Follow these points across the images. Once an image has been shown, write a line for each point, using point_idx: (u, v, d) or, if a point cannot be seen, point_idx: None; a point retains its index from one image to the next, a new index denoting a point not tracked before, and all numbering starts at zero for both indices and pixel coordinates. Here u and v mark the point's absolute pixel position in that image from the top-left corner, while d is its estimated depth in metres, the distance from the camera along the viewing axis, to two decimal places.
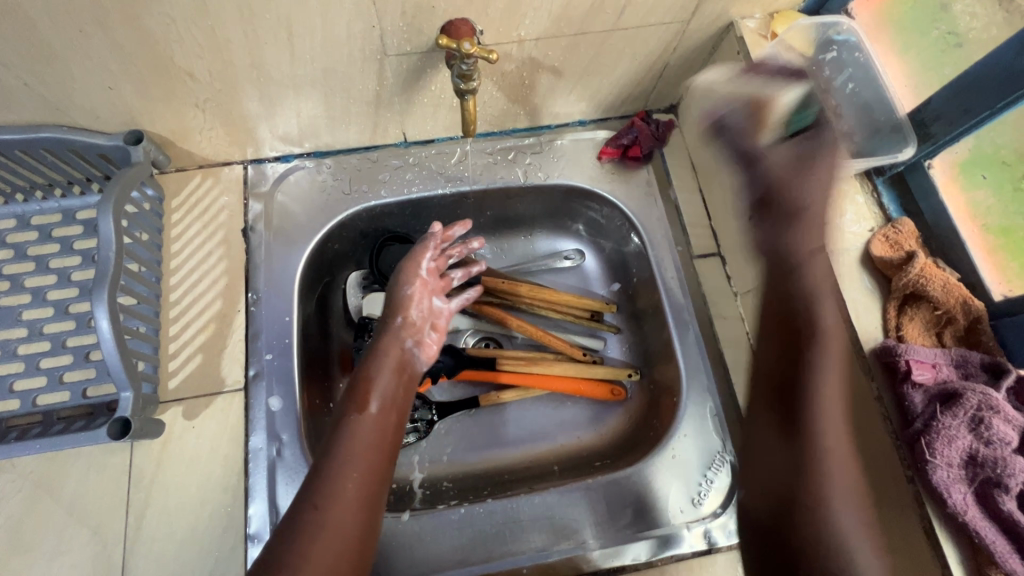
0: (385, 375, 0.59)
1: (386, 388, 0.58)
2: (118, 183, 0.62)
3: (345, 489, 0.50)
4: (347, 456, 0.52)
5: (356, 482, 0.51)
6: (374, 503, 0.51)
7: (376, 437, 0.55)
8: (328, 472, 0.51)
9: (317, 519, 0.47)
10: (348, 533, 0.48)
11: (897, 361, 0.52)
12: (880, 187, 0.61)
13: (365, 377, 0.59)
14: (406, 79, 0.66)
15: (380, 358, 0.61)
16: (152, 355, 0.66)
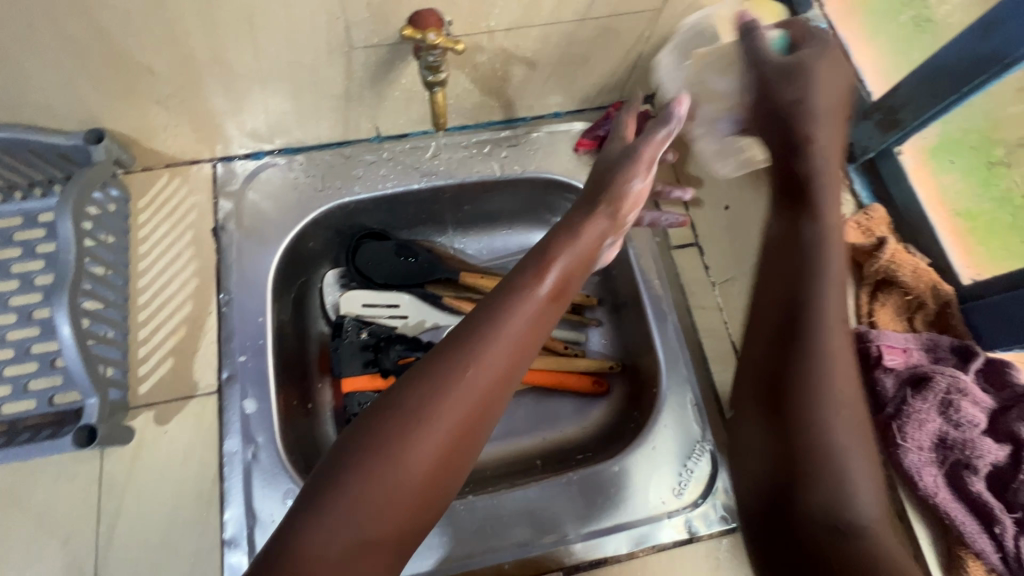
0: (533, 300, 0.52)
1: (539, 316, 0.52)
2: (77, 184, 0.60)
3: (459, 417, 0.45)
4: (462, 380, 0.46)
5: (478, 411, 0.46)
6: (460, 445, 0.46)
7: (508, 360, 0.49)
8: (453, 402, 0.46)
9: (382, 462, 0.43)
10: (416, 475, 0.43)
11: (868, 347, 0.52)
12: (852, 174, 0.61)
13: (512, 292, 0.53)
14: (376, 72, 0.65)
15: (514, 293, 0.52)
16: (121, 361, 0.64)
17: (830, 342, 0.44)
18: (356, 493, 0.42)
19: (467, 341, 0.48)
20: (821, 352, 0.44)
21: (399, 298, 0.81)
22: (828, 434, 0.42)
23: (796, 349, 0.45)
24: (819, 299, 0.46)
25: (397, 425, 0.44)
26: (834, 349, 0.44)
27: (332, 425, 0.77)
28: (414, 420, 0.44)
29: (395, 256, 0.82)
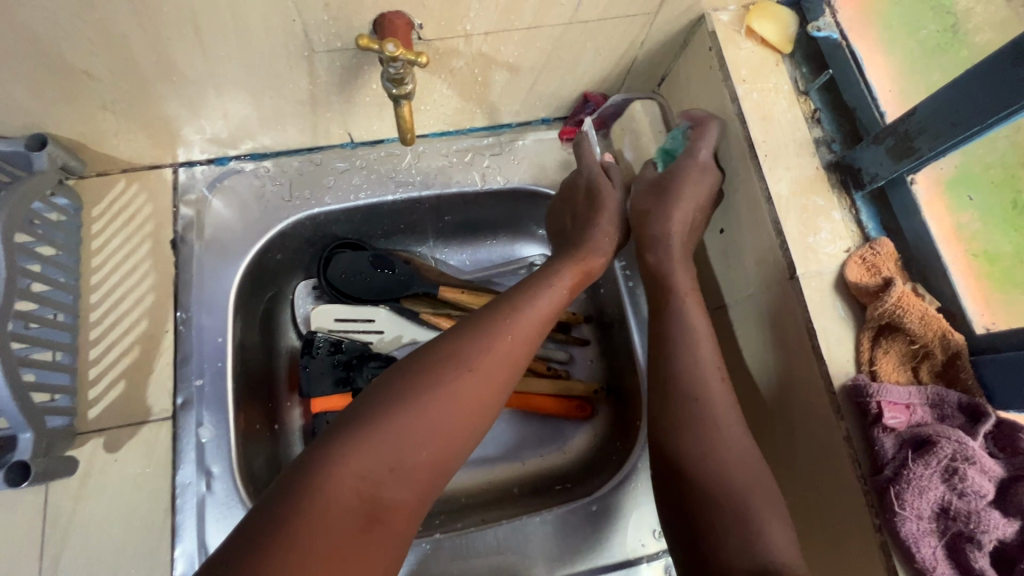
0: (530, 317, 0.56)
1: (528, 331, 0.55)
2: (14, 196, 0.55)
3: (446, 422, 0.49)
4: (453, 390, 0.50)
5: (467, 417, 0.50)
6: (453, 445, 0.50)
7: (500, 372, 0.53)
8: (444, 408, 0.49)
9: (381, 460, 0.46)
10: (415, 471, 0.47)
11: (867, 402, 0.47)
12: (859, 202, 0.56)
13: (503, 312, 0.55)
14: (342, 77, 0.59)
15: (517, 310, 0.56)
16: (69, 384, 0.60)
17: (696, 358, 0.56)
18: (350, 493, 0.44)
19: (458, 352, 0.52)
20: (702, 429, 0.53)
21: (372, 313, 0.77)
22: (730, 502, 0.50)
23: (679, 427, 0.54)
24: (698, 383, 0.55)
25: (401, 430, 0.48)
26: (717, 427, 0.53)
27: (300, 442, 0.74)
28: (417, 422, 0.48)
29: (372, 267, 0.77)
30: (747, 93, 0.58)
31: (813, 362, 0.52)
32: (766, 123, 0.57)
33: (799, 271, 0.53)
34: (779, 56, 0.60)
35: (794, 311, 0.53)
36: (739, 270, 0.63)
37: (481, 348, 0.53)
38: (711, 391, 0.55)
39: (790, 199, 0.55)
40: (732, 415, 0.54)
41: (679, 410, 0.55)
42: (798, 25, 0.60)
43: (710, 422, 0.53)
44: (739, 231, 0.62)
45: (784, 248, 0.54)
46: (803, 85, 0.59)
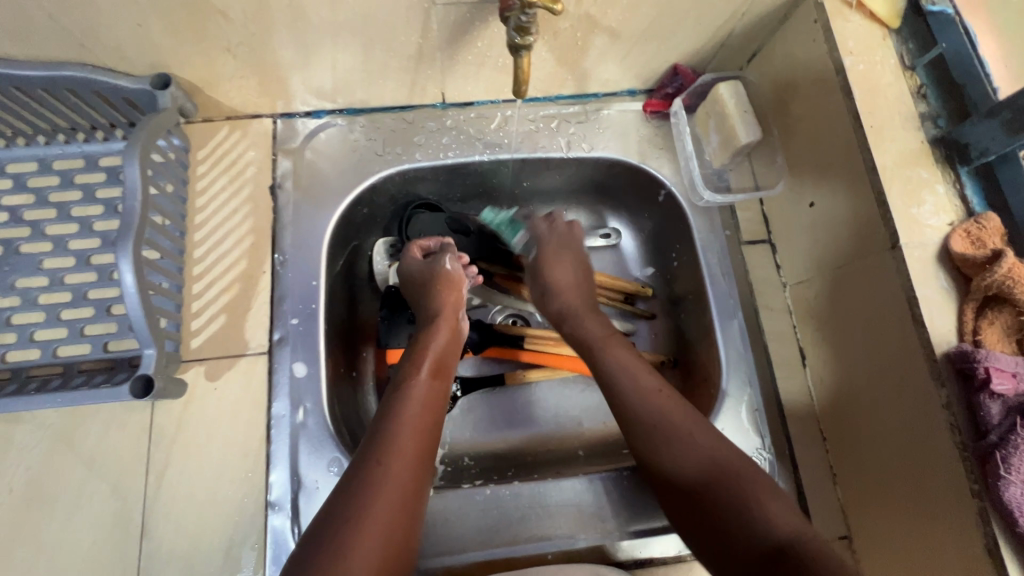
0: (435, 345, 0.62)
1: (437, 357, 0.62)
2: (144, 128, 0.59)
3: (404, 449, 0.52)
4: (402, 423, 0.54)
5: (423, 440, 0.53)
6: (422, 469, 0.52)
7: (434, 397, 0.58)
8: (400, 439, 0.52)
9: (358, 496, 0.48)
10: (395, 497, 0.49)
11: (974, 368, 0.47)
12: (964, 177, 0.56)
13: (417, 353, 0.61)
14: (452, 33, 0.61)
15: (428, 341, 0.63)
16: (175, 314, 0.64)
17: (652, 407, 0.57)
18: (340, 530, 0.46)
19: (400, 392, 0.57)
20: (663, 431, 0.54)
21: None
22: (723, 480, 0.50)
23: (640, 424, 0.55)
24: (634, 391, 0.57)
25: (368, 462, 0.50)
26: (675, 418, 0.54)
27: (374, 396, 0.76)
28: (383, 455, 0.51)
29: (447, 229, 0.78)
30: (853, 65, 0.59)
31: (912, 331, 0.52)
32: (870, 96, 0.58)
33: (902, 241, 0.54)
34: (887, 30, 0.61)
35: (892, 280, 0.54)
36: (829, 243, 0.63)
37: (411, 385, 0.58)
38: (642, 392, 0.57)
39: (893, 171, 0.56)
40: (684, 413, 0.55)
41: (636, 415, 0.56)
42: (907, 1, 0.61)
43: (675, 422, 0.54)
44: (832, 204, 0.62)
45: (886, 217, 0.55)
46: (909, 60, 0.60)
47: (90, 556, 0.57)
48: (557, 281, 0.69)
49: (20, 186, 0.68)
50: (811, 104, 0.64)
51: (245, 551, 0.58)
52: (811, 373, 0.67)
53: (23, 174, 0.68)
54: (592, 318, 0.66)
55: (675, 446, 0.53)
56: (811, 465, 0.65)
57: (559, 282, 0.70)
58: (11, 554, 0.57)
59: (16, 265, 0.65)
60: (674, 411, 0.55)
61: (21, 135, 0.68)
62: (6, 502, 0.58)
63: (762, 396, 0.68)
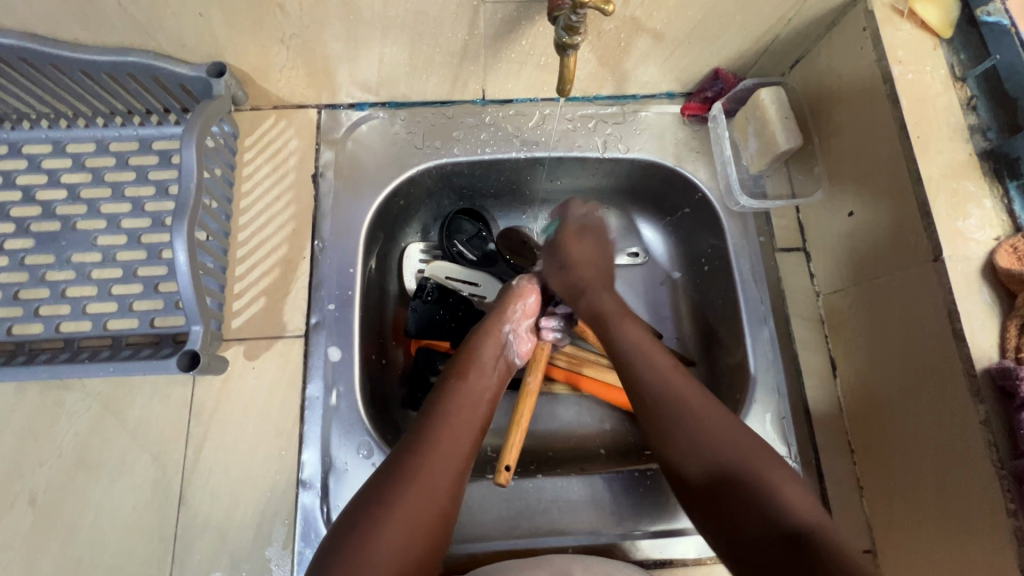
0: (481, 353, 0.64)
1: (483, 369, 0.63)
2: (200, 114, 0.62)
3: (441, 451, 0.54)
4: (443, 426, 0.56)
5: (460, 439, 0.56)
6: (460, 471, 0.54)
7: (475, 404, 0.59)
8: (438, 442, 0.54)
9: (395, 485, 0.51)
10: (429, 494, 0.51)
11: (1015, 385, 0.47)
12: (1012, 192, 0.55)
13: (464, 361, 0.63)
14: (498, 30, 0.62)
15: (475, 350, 0.64)
16: (219, 293, 0.66)
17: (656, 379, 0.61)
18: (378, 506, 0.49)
19: (442, 392, 0.60)
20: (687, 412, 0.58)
21: (480, 278, 0.79)
22: (743, 475, 0.53)
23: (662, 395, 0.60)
24: (665, 382, 0.60)
25: (405, 456, 0.53)
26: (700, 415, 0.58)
27: (400, 384, 0.77)
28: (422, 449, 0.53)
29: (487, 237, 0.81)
30: (902, 74, 0.58)
31: (951, 345, 0.52)
32: (919, 106, 0.57)
33: (945, 254, 0.53)
34: (937, 40, 0.60)
35: (933, 293, 0.54)
36: (867, 253, 0.63)
37: (453, 388, 0.60)
38: (660, 365, 0.62)
39: (939, 183, 0.55)
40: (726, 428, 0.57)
41: (660, 400, 0.59)
42: (960, 11, 0.60)
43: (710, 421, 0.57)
44: (872, 215, 0.62)
45: (930, 230, 0.54)
46: (960, 72, 0.59)
47: (131, 521, 0.60)
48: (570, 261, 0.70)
49: (78, 165, 0.71)
50: (855, 115, 0.63)
51: (275, 525, 0.61)
52: (843, 385, 0.67)
53: (82, 154, 0.72)
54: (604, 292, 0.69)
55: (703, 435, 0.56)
56: (838, 477, 0.65)
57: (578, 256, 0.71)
58: (59, 513, 0.60)
59: (72, 240, 0.68)
60: (699, 400, 0.59)
61: (82, 116, 0.72)
62: (57, 464, 0.61)
63: (790, 404, 0.68)
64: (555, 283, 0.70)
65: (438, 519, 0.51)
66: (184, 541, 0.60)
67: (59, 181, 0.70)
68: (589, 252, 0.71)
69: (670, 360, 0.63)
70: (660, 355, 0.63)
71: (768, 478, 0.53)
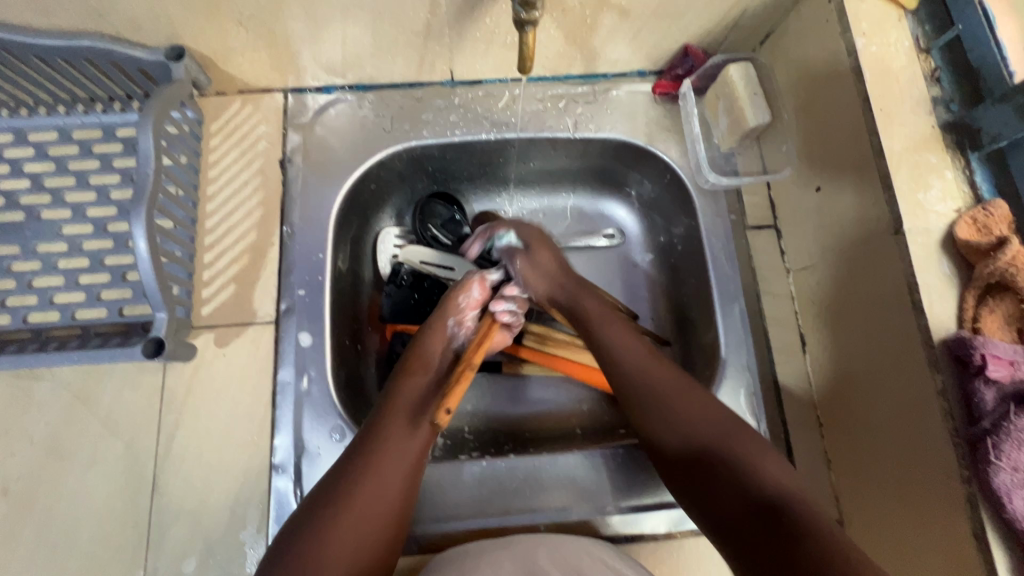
0: (427, 351, 0.63)
1: (428, 361, 0.62)
2: (158, 99, 0.61)
3: (386, 452, 0.54)
4: (391, 428, 0.56)
5: (408, 437, 0.55)
6: (409, 474, 0.54)
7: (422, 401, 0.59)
8: (387, 439, 0.55)
9: (344, 484, 0.51)
10: (373, 498, 0.51)
11: (970, 354, 0.47)
12: (974, 163, 0.55)
13: (412, 359, 0.62)
14: (461, 8, 0.61)
15: (420, 345, 0.63)
16: (187, 281, 0.66)
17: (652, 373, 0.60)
18: (330, 503, 0.50)
19: (393, 389, 0.60)
20: (659, 408, 0.57)
21: (457, 263, 0.78)
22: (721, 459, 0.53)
23: (640, 397, 0.59)
24: (643, 374, 0.60)
25: (357, 452, 0.54)
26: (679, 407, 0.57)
27: (375, 370, 0.76)
28: (370, 445, 0.54)
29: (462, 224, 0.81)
30: (866, 46, 0.58)
31: (911, 317, 0.52)
32: (883, 79, 0.57)
33: (906, 226, 0.53)
34: (903, 12, 0.60)
35: (894, 266, 0.54)
36: (833, 228, 0.63)
37: (400, 386, 0.60)
38: (645, 361, 0.61)
39: (901, 156, 0.55)
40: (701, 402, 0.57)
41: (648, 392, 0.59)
42: None
43: (697, 415, 0.56)
44: (837, 190, 0.62)
45: (891, 203, 0.54)
46: (925, 43, 0.59)
47: (104, 508, 0.60)
48: (541, 262, 0.69)
49: (41, 154, 0.70)
50: (822, 90, 0.63)
51: (249, 509, 0.61)
52: (811, 361, 0.67)
53: (44, 143, 0.71)
54: (587, 292, 0.68)
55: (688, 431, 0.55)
56: (805, 450, 0.65)
57: (546, 263, 0.69)
58: (33, 503, 0.60)
59: (38, 230, 0.67)
60: (680, 392, 0.58)
61: (43, 104, 0.70)
62: (29, 454, 0.61)
63: (759, 380, 0.68)
64: (536, 288, 0.69)
65: (384, 519, 0.51)
66: (158, 528, 0.60)
67: (22, 171, 0.69)
68: (556, 265, 0.70)
69: (659, 361, 0.61)
70: (641, 350, 0.62)
71: (741, 458, 0.52)
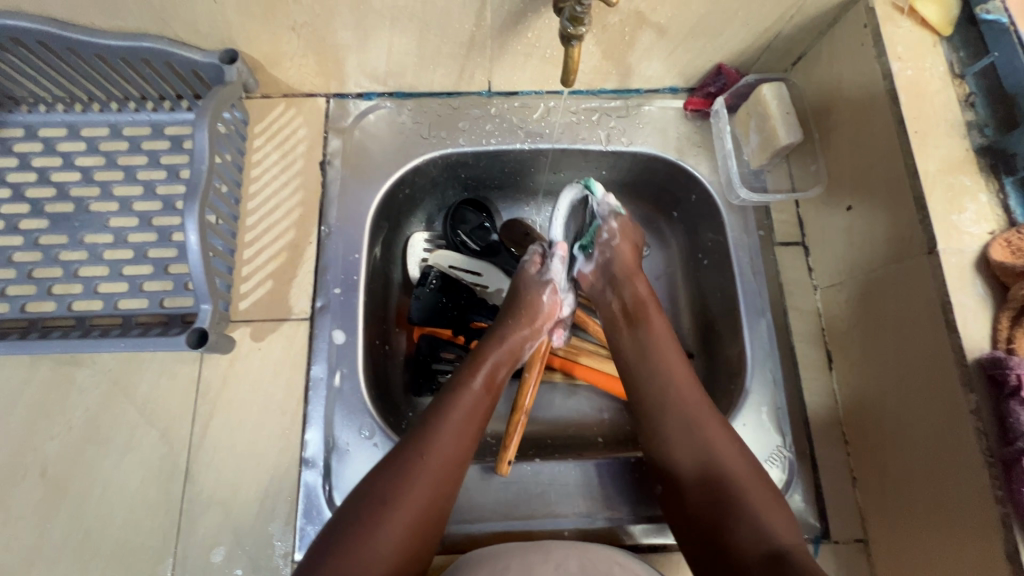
0: (494, 360, 0.64)
1: (496, 377, 0.63)
2: (212, 99, 0.63)
3: (445, 453, 0.54)
4: (446, 427, 0.56)
5: (462, 446, 0.56)
6: (458, 477, 0.55)
7: (482, 411, 0.60)
8: (442, 445, 0.55)
9: (396, 485, 0.51)
10: (429, 497, 0.52)
11: (1005, 374, 0.48)
12: (1007, 187, 0.56)
13: (477, 358, 0.63)
14: (505, 21, 0.63)
15: (485, 349, 0.64)
16: (227, 275, 0.67)
17: (679, 396, 0.61)
18: (377, 504, 0.50)
19: (451, 393, 0.59)
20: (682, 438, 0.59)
21: (484, 269, 0.81)
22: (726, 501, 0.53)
23: (665, 438, 0.60)
24: (672, 388, 0.61)
25: (411, 454, 0.53)
26: (707, 435, 0.58)
27: (401, 370, 0.77)
28: (425, 449, 0.54)
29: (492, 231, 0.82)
30: (901, 70, 0.59)
31: (944, 336, 0.53)
32: (918, 103, 0.58)
33: (940, 246, 0.54)
34: (938, 38, 0.61)
35: (927, 285, 0.55)
36: (863, 246, 0.64)
37: (464, 389, 0.60)
38: (672, 394, 0.61)
39: (935, 178, 0.56)
40: (719, 428, 0.58)
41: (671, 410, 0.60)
42: (960, 9, 0.61)
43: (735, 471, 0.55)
44: (869, 210, 0.63)
45: (925, 223, 0.55)
46: (960, 69, 0.60)
47: (138, 495, 0.61)
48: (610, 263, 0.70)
49: (92, 149, 0.73)
50: (854, 112, 0.65)
51: (278, 502, 0.62)
52: (838, 378, 0.68)
53: (95, 138, 0.73)
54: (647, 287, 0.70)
55: (715, 467, 0.56)
56: (831, 467, 0.66)
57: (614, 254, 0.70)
58: (69, 486, 0.61)
59: (85, 221, 0.70)
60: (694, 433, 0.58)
61: (97, 101, 0.73)
62: (67, 438, 0.63)
63: (785, 395, 0.68)
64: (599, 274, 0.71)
65: (429, 525, 0.52)
66: (189, 517, 0.61)
67: (73, 164, 0.72)
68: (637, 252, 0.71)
69: (702, 401, 0.60)
70: (689, 393, 0.61)
71: (755, 504, 0.53)
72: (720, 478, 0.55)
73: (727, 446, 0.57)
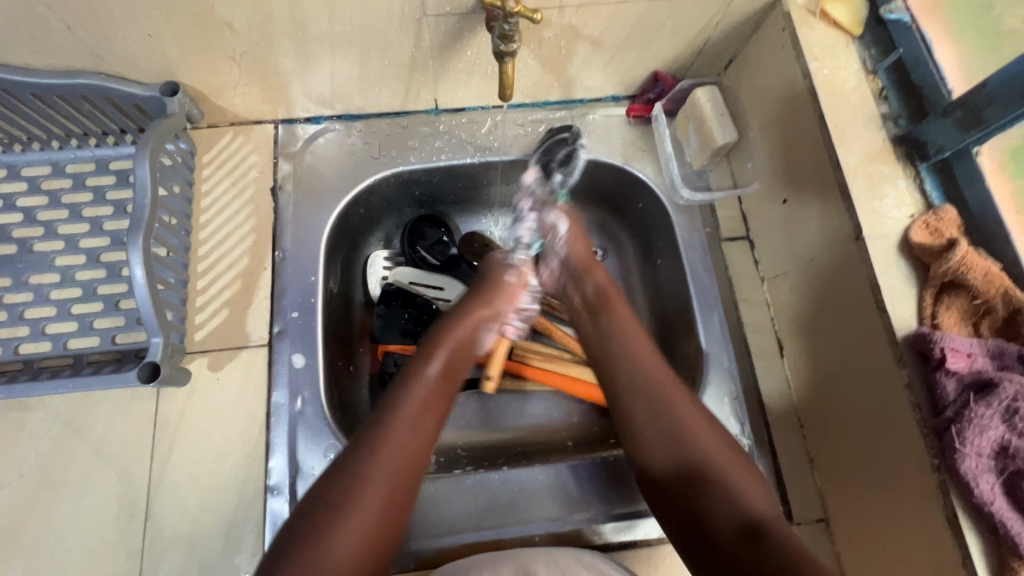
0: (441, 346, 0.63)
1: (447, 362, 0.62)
2: (154, 132, 0.63)
3: (399, 442, 0.54)
4: (398, 421, 0.55)
5: (417, 435, 0.55)
6: (417, 467, 0.54)
7: (433, 397, 0.59)
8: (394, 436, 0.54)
9: (347, 482, 0.51)
10: (383, 490, 0.51)
11: (931, 348, 0.51)
12: (923, 173, 0.60)
13: (426, 352, 0.62)
14: (444, 41, 0.65)
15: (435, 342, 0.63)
16: (180, 307, 0.67)
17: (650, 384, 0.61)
18: (328, 503, 0.49)
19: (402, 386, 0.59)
20: (662, 416, 0.59)
21: (446, 282, 0.81)
22: (701, 476, 0.55)
23: (645, 419, 0.59)
24: (642, 376, 0.62)
25: (359, 450, 0.53)
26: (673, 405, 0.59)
27: (368, 390, 0.77)
28: (377, 442, 0.53)
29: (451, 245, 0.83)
30: (818, 69, 0.63)
31: (875, 316, 0.56)
32: (837, 98, 0.62)
33: (865, 233, 0.57)
34: (850, 37, 0.65)
35: (857, 269, 0.58)
36: (799, 236, 0.67)
37: (413, 380, 0.59)
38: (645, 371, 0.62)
39: (857, 168, 0.60)
40: (690, 406, 0.59)
41: (638, 393, 0.61)
42: (868, 11, 0.65)
43: (705, 446, 0.57)
44: (804, 202, 0.66)
45: (850, 211, 0.58)
46: (871, 65, 0.64)
47: (97, 537, 0.60)
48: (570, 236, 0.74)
49: (34, 188, 0.72)
50: (781, 111, 0.68)
51: (244, 532, 0.61)
52: (790, 364, 0.70)
53: (37, 177, 0.72)
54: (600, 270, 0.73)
55: (686, 450, 0.57)
56: (789, 451, 0.68)
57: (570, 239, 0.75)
58: (23, 534, 0.59)
59: (30, 262, 0.68)
60: (676, 414, 0.59)
61: (37, 140, 0.72)
62: (19, 486, 0.61)
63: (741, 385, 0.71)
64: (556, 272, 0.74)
65: (389, 515, 0.51)
66: (152, 555, 0.60)
67: (15, 205, 0.71)
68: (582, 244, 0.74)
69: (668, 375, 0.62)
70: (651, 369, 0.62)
71: (734, 481, 0.55)
72: (690, 462, 0.56)
73: (702, 427, 0.58)
